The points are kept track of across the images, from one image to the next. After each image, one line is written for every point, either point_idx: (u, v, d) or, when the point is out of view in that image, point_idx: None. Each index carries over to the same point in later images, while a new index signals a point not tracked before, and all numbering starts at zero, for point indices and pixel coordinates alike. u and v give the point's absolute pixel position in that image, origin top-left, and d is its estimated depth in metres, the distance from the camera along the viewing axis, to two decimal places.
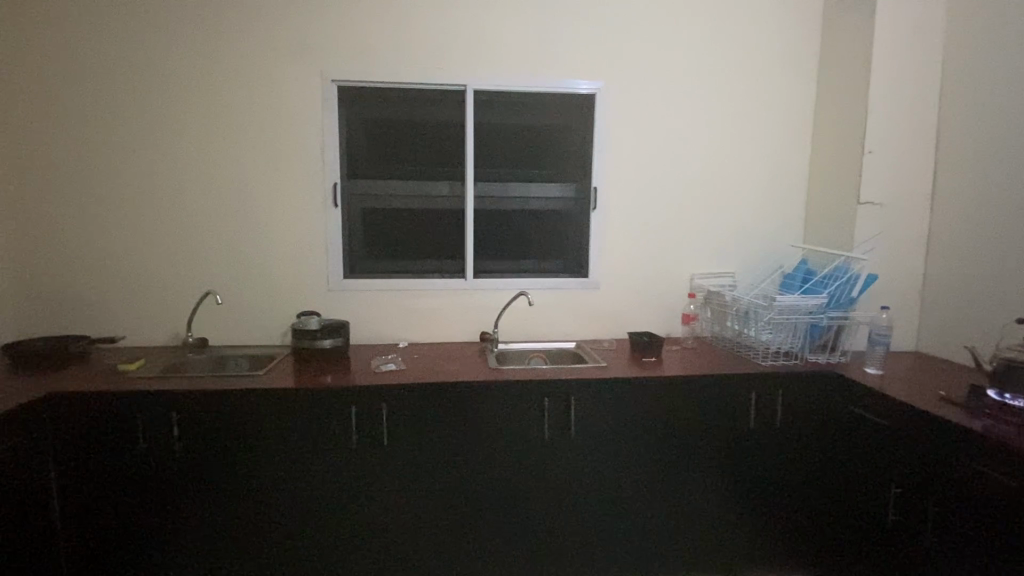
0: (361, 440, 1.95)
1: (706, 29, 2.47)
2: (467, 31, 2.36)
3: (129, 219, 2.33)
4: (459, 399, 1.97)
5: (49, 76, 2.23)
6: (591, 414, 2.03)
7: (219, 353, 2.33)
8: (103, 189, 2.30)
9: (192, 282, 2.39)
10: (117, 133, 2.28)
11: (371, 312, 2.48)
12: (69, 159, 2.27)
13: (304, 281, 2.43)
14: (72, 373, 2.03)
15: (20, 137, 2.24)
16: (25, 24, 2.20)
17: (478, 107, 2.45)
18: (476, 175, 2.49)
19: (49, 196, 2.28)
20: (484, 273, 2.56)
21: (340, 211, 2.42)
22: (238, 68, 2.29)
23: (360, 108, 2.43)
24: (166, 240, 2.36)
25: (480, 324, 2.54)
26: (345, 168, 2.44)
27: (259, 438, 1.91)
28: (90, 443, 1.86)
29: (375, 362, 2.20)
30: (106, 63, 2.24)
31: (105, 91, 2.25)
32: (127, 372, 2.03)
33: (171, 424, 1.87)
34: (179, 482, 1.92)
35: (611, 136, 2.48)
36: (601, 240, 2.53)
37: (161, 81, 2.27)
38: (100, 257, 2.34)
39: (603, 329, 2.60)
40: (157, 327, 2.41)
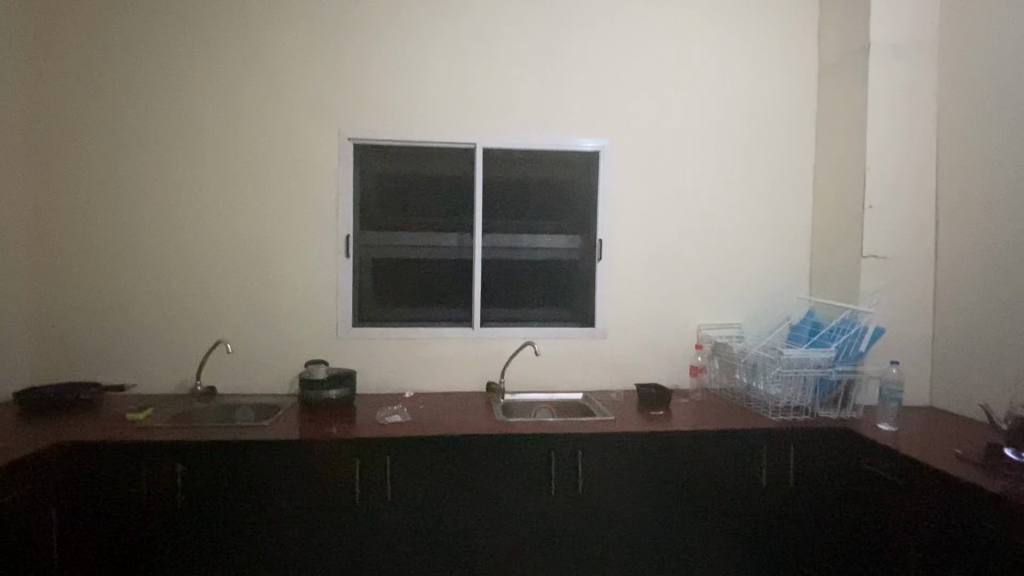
0: (365, 495, 1.92)
1: (706, 90, 2.59)
2: (475, 94, 2.49)
3: (148, 269, 2.40)
4: (465, 453, 1.95)
5: (82, 135, 2.36)
6: (598, 470, 2.00)
7: (226, 402, 2.33)
8: (125, 240, 2.39)
9: (204, 330, 2.43)
10: (142, 188, 2.38)
11: (379, 361, 2.49)
12: (95, 212, 2.37)
13: (314, 329, 2.47)
14: (81, 422, 2.03)
15: (50, 191, 2.35)
16: (65, 88, 2.35)
17: (488, 162, 2.55)
18: (484, 227, 2.56)
19: (73, 247, 2.37)
20: (491, 322, 2.58)
21: (351, 261, 2.48)
22: (260, 127, 2.41)
23: (374, 163, 2.53)
24: (182, 289, 2.41)
25: (486, 374, 2.53)
26: (359, 220, 2.52)
27: (262, 490, 1.89)
28: (93, 495, 1.84)
29: (380, 412, 2.19)
30: (138, 124, 2.37)
31: (134, 148, 2.38)
32: (134, 421, 2.03)
33: (176, 476, 1.85)
34: (180, 535, 1.88)
35: (614, 191, 2.55)
36: (607, 290, 2.56)
37: (187, 139, 2.39)
38: (117, 305, 2.40)
39: (610, 379, 2.59)
40: (167, 375, 2.43)
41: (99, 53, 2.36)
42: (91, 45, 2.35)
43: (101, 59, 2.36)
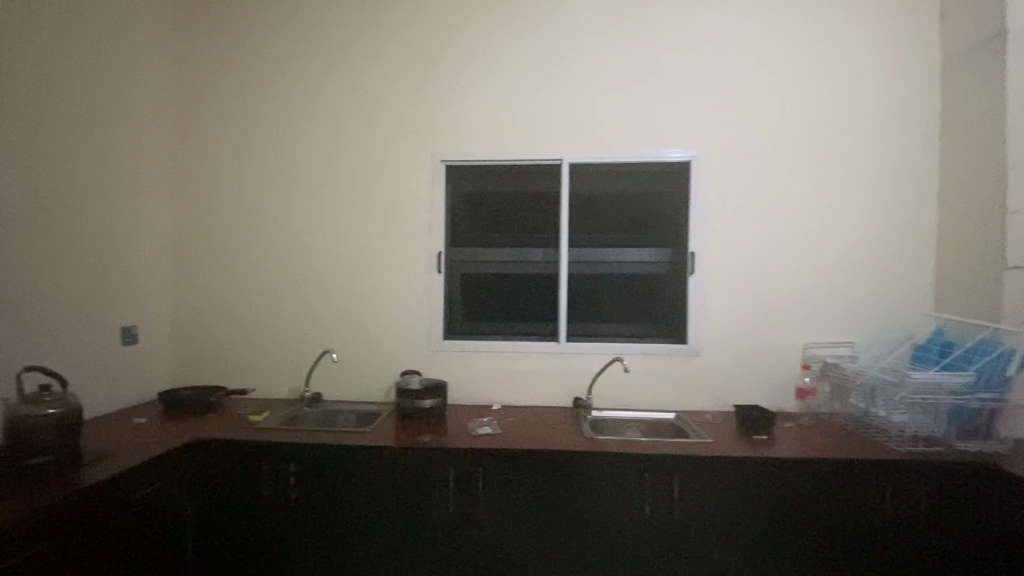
0: (457, 502, 1.97)
1: (806, 92, 2.43)
2: (562, 111, 2.52)
3: (263, 283, 2.66)
4: (556, 468, 1.94)
5: (213, 166, 2.68)
6: (697, 495, 1.90)
7: (330, 409, 2.51)
8: (245, 258, 2.67)
9: (311, 341, 2.64)
10: (261, 211, 2.66)
11: (468, 373, 2.57)
12: (222, 233, 2.68)
13: (408, 341, 2.60)
14: (212, 422, 2.28)
15: (188, 215, 2.69)
16: (201, 127, 2.68)
17: (574, 177, 2.56)
18: (571, 242, 2.57)
19: (204, 264, 2.69)
20: (578, 337, 2.57)
21: (442, 277, 2.59)
22: (361, 152, 2.61)
23: (465, 183, 2.65)
24: (292, 302, 2.65)
25: (573, 390, 2.52)
26: (449, 238, 2.63)
27: (364, 490, 2.00)
28: (220, 486, 2.06)
29: (471, 424, 2.25)
30: (257, 154, 2.66)
31: (254, 176, 2.66)
32: (254, 422, 2.25)
33: (289, 474, 2.02)
34: (292, 527, 2.04)
35: (707, 202, 2.46)
36: (699, 306, 2.46)
37: (298, 165, 2.64)
38: (239, 316, 2.68)
39: (704, 399, 2.47)
40: (280, 381, 2.67)
41: (227, 96, 2.67)
42: (220, 90, 2.67)
43: (230, 98, 2.67)
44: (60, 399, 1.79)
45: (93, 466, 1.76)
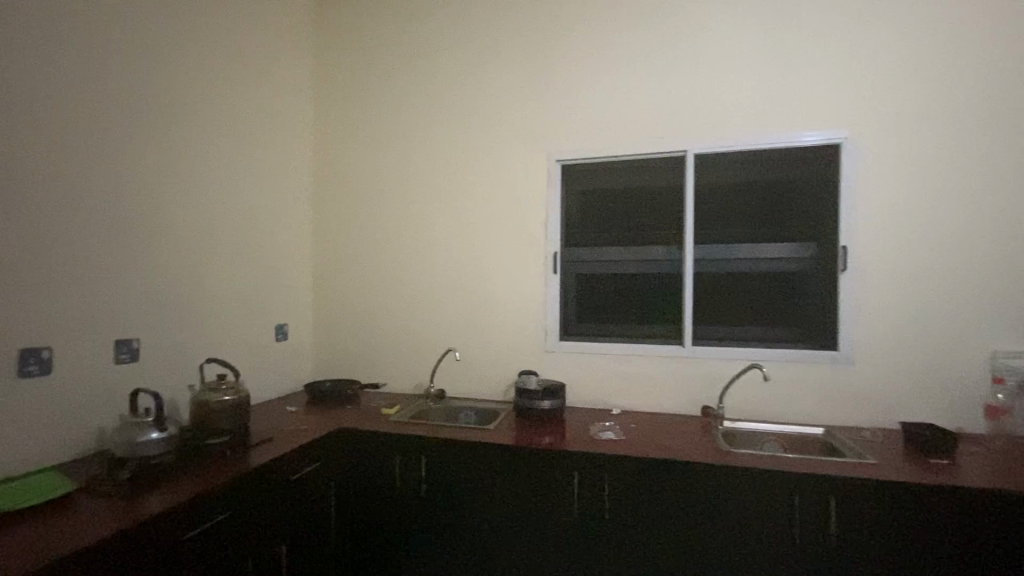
0: (581, 506, 1.93)
1: (994, 51, 2.02)
2: (684, 99, 2.37)
3: (390, 285, 2.84)
4: (685, 480, 1.82)
5: (347, 177, 2.91)
6: (852, 522, 1.67)
7: (453, 405, 2.60)
8: (374, 261, 2.87)
9: (434, 339, 2.77)
10: (388, 216, 2.84)
11: (586, 375, 2.52)
12: (355, 239, 2.90)
13: (525, 342, 2.61)
14: (350, 413, 2.48)
15: (326, 223, 2.96)
16: (336, 142, 2.93)
17: (700, 169, 2.40)
18: (696, 238, 2.41)
19: (340, 267, 2.94)
20: (704, 341, 2.41)
21: (558, 277, 2.57)
22: (478, 155, 2.68)
23: (581, 181, 2.60)
24: (417, 302, 2.80)
25: (700, 397, 2.36)
26: (566, 237, 2.60)
27: (488, 487, 2.04)
28: (359, 473, 2.23)
29: (593, 428, 2.20)
30: (384, 164, 2.84)
31: (381, 184, 2.85)
32: (387, 415, 2.41)
33: (419, 466, 2.13)
34: (423, 516, 2.14)
35: (861, 188, 2.16)
36: (853, 307, 2.17)
37: (420, 172, 2.78)
38: (369, 315, 2.89)
39: (858, 414, 2.17)
40: (406, 377, 2.83)
41: (357, 112, 2.89)
42: (352, 107, 2.90)
43: (360, 114, 2.88)
44: (233, 388, 2.05)
45: (258, 448, 2.00)
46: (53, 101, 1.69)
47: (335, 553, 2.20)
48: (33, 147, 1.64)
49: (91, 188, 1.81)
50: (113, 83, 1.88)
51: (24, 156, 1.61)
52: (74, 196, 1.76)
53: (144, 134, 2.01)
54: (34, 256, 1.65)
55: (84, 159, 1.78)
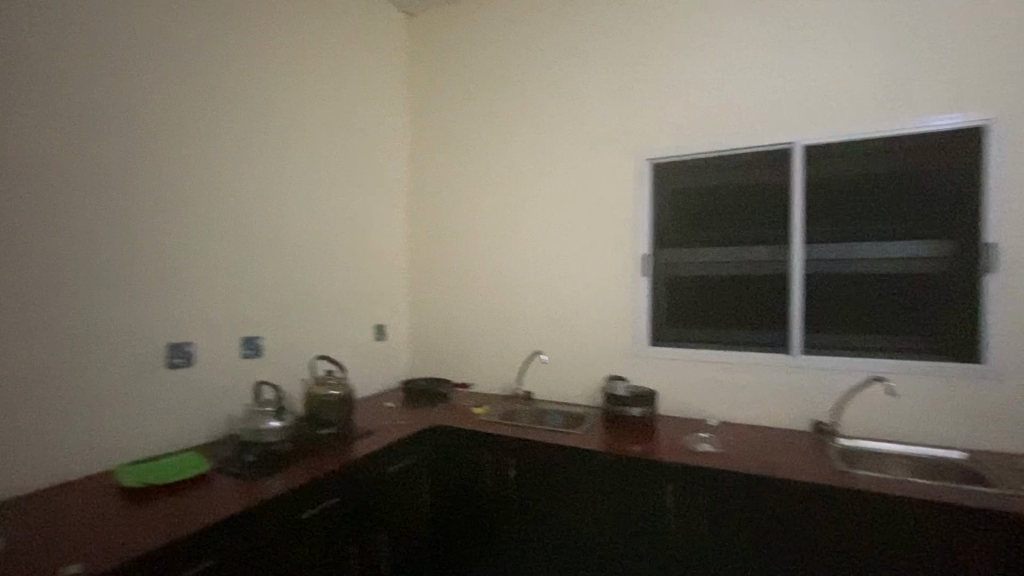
0: (675, 519, 1.86)
1: None
2: (789, 88, 2.20)
3: (479, 288, 2.93)
4: (791, 501, 1.68)
5: (438, 185, 3.05)
6: (999, 562, 1.45)
7: (540, 407, 2.62)
8: (464, 265, 2.97)
9: (521, 342, 2.81)
10: (476, 222, 2.93)
11: (678, 382, 2.42)
12: (446, 244, 3.03)
13: (612, 346, 2.56)
14: (443, 410, 2.59)
15: (420, 229, 3.12)
16: (429, 151, 3.08)
17: (809, 162, 2.21)
18: (805, 237, 2.21)
19: (432, 271, 3.08)
20: (814, 349, 2.21)
21: (648, 280, 2.49)
22: (565, 158, 2.68)
23: (673, 180, 2.50)
24: (504, 305, 2.85)
25: (808, 410, 2.16)
26: (656, 238, 2.52)
27: (576, 492, 2.04)
28: (450, 469, 2.31)
29: (687, 437, 2.10)
30: (473, 171, 2.94)
31: (470, 191, 2.95)
32: (477, 415, 2.48)
33: (508, 466, 2.17)
34: (512, 515, 2.18)
35: (1014, 177, 1.85)
36: (1004, 315, 1.86)
37: (508, 178, 2.84)
38: (459, 318, 3.00)
39: (1009, 438, 1.87)
40: (495, 378, 2.90)
41: (448, 122, 3.02)
42: (442, 117, 3.03)
43: (451, 123, 3.00)
44: (340, 382, 2.22)
45: (361, 440, 2.15)
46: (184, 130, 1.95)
47: (430, 543, 2.31)
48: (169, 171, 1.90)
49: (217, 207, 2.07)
50: (238, 112, 2.15)
51: (168, 180, 1.90)
52: (195, 214, 1.99)
53: (258, 154, 2.23)
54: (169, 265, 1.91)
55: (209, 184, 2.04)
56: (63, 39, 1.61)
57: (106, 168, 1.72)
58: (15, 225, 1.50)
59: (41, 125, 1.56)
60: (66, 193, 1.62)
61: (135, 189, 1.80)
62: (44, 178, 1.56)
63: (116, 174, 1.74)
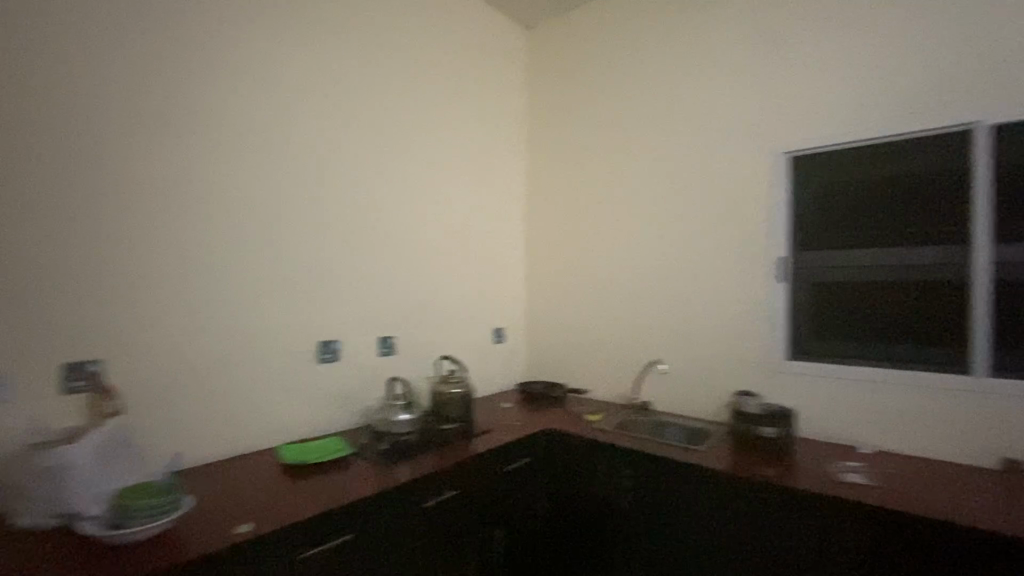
0: (814, 555, 1.67)
1: None
2: (966, 59, 1.86)
3: (594, 294, 2.91)
4: (969, 552, 1.41)
5: (553, 191, 3.09)
6: None
7: (659, 419, 2.51)
8: (579, 270, 2.97)
9: (638, 350, 2.73)
10: (591, 227, 2.91)
11: (819, 402, 2.16)
12: (561, 249, 3.05)
13: (739, 358, 2.38)
14: (558, 415, 2.62)
15: (535, 235, 3.18)
16: (544, 159, 3.13)
17: (999, 145, 1.84)
18: (993, 236, 1.85)
19: (547, 277, 3.12)
20: (1005, 372, 1.83)
21: (784, 286, 2.27)
22: (685, 158, 2.55)
23: (813, 174, 2.25)
24: (620, 311, 2.80)
25: (995, 446, 1.79)
26: (793, 240, 2.28)
27: (696, 511, 1.92)
28: (564, 474, 2.33)
29: (831, 464, 1.86)
30: (588, 176, 2.93)
31: (584, 195, 2.94)
32: (592, 422, 2.46)
33: (624, 477, 2.12)
34: (627, 528, 2.13)
35: None
36: None
37: (623, 181, 2.78)
38: (574, 323, 3.00)
39: None
40: (610, 386, 2.85)
41: (563, 129, 3.05)
42: (557, 124, 3.07)
43: (565, 129, 3.03)
44: (460, 381, 2.35)
45: (479, 438, 2.25)
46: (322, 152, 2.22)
47: (545, 546, 2.34)
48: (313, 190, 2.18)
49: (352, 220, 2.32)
50: (372, 134, 2.40)
51: (314, 197, 2.19)
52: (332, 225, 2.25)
53: (388, 170, 2.47)
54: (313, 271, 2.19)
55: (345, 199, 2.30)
56: (232, 85, 1.95)
57: (263, 189, 2.03)
58: (198, 239, 1.86)
59: (208, 154, 1.89)
60: (232, 211, 1.95)
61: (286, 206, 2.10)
62: (217, 201, 1.91)
63: (269, 193, 2.05)
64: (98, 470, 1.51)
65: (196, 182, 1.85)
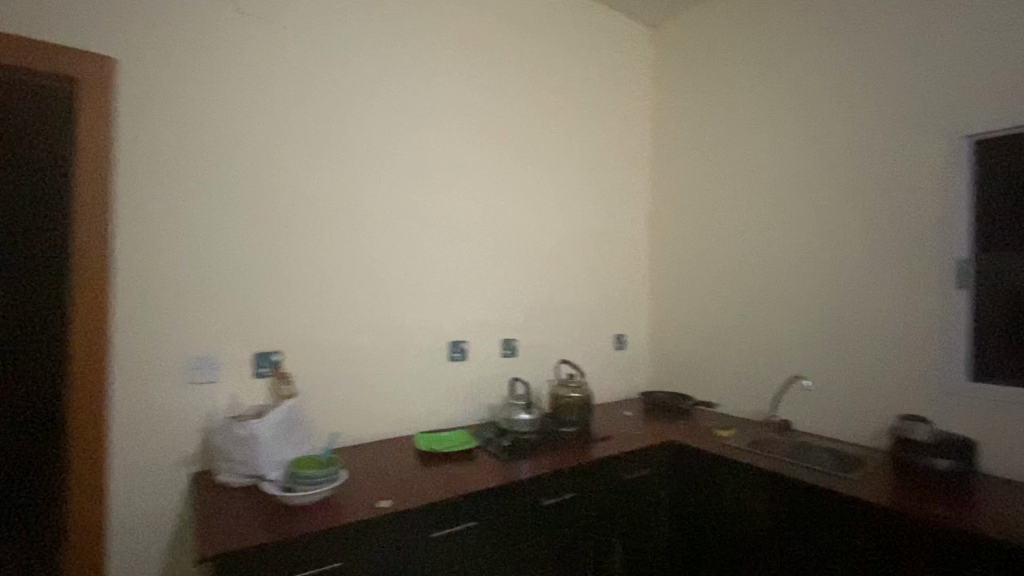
0: None
1: None
2: None
3: (725, 301, 2.73)
4: None
5: (678, 193, 2.97)
6: None
7: (801, 439, 2.28)
8: (708, 275, 2.81)
9: (778, 363, 2.51)
10: (722, 229, 2.74)
11: (1017, 434, 1.82)
12: (688, 254, 2.91)
13: (907, 377, 2.08)
14: (684, 427, 2.51)
15: (660, 240, 3.08)
16: (670, 160, 3.03)
17: None
18: None
19: (673, 283, 3.00)
20: None
21: (967, 293, 1.93)
22: (837, 151, 2.30)
23: (1007, 159, 1.89)
24: (756, 321, 2.59)
25: None
26: (978, 238, 1.94)
27: (841, 546, 1.73)
28: (687, 490, 2.22)
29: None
30: (718, 175, 2.77)
31: (715, 196, 2.78)
32: (721, 437, 2.32)
33: (757, 498, 1.97)
34: (759, 555, 1.97)
35: None
36: None
37: (760, 180, 2.58)
38: (703, 332, 2.85)
39: None
40: (743, 401, 2.65)
41: (690, 127, 2.92)
42: (683, 123, 2.95)
43: (693, 127, 2.90)
44: (580, 386, 2.38)
45: (599, 443, 2.26)
46: (450, 167, 2.40)
47: (667, 561, 2.26)
48: (441, 203, 2.38)
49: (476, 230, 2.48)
50: (498, 147, 2.55)
51: (444, 210, 2.39)
52: (458, 234, 2.43)
53: (512, 181, 2.60)
54: (442, 277, 2.38)
55: (473, 211, 2.47)
56: (377, 114, 2.21)
57: (401, 203, 2.27)
58: (347, 249, 2.15)
59: (355, 174, 2.16)
60: (374, 223, 2.21)
61: (420, 218, 2.32)
62: (362, 215, 2.18)
63: (405, 207, 2.28)
64: (277, 441, 1.83)
65: (344, 199, 2.14)
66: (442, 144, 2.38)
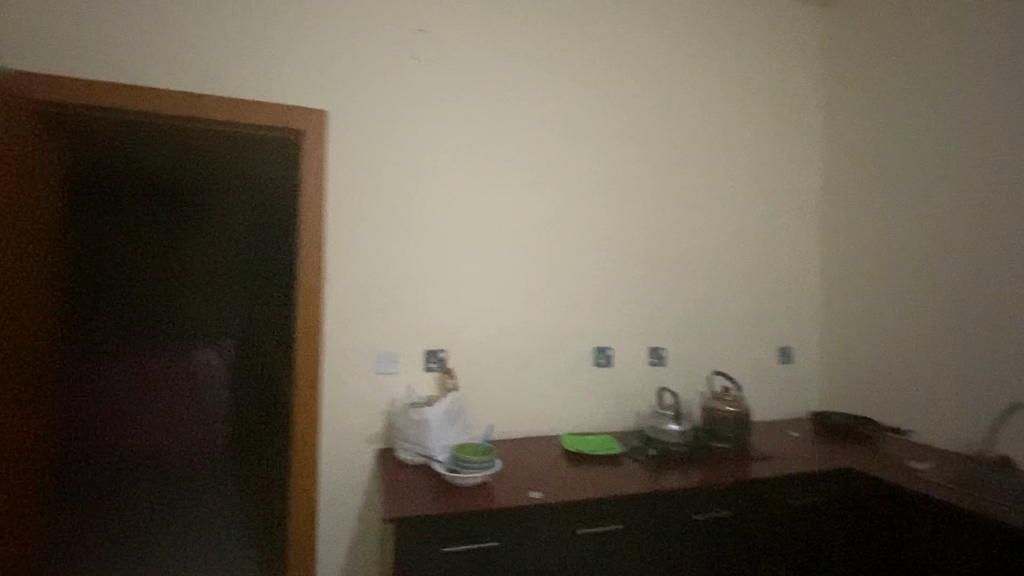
0: None
1: None
2: None
3: (923, 312, 2.36)
4: None
5: (860, 189, 2.64)
6: None
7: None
8: (900, 282, 2.46)
9: (999, 388, 2.10)
10: (920, 229, 2.38)
11: None
12: (873, 258, 2.58)
13: None
14: (864, 454, 2.21)
15: (834, 243, 2.76)
16: (848, 153, 2.71)
17: None
18: None
19: (852, 290, 2.67)
20: None
21: None
22: None
23: None
24: (967, 336, 2.20)
25: None
26: None
27: None
28: (872, 518, 2.02)
29: None
30: (913, 168, 2.41)
31: (907, 192, 2.44)
32: (913, 468, 2.00)
33: (964, 542, 1.70)
34: None
35: None
36: None
37: (973, 171, 2.20)
38: (892, 347, 2.49)
39: None
40: (947, 429, 2.28)
41: (874, 116, 2.59)
42: (866, 111, 2.63)
43: (879, 115, 2.57)
44: (737, 400, 2.26)
45: (759, 462, 2.12)
46: (597, 177, 2.47)
47: None
48: (589, 212, 2.46)
49: (624, 238, 2.51)
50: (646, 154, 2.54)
51: (591, 219, 2.46)
52: (605, 243, 2.48)
53: (660, 186, 2.56)
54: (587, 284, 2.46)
55: (620, 218, 2.50)
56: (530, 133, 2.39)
57: (550, 214, 2.41)
58: (502, 258, 2.36)
59: (510, 189, 2.36)
60: (525, 234, 2.38)
61: (567, 228, 2.43)
62: (515, 227, 2.37)
63: (554, 218, 2.41)
64: (444, 429, 2.10)
65: (499, 213, 2.35)
66: (591, 155, 2.46)
